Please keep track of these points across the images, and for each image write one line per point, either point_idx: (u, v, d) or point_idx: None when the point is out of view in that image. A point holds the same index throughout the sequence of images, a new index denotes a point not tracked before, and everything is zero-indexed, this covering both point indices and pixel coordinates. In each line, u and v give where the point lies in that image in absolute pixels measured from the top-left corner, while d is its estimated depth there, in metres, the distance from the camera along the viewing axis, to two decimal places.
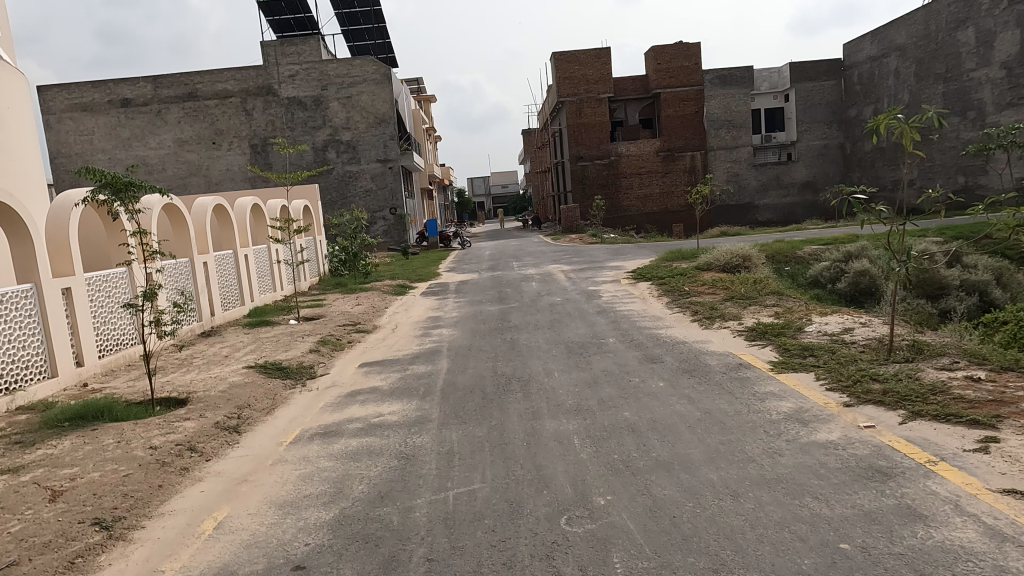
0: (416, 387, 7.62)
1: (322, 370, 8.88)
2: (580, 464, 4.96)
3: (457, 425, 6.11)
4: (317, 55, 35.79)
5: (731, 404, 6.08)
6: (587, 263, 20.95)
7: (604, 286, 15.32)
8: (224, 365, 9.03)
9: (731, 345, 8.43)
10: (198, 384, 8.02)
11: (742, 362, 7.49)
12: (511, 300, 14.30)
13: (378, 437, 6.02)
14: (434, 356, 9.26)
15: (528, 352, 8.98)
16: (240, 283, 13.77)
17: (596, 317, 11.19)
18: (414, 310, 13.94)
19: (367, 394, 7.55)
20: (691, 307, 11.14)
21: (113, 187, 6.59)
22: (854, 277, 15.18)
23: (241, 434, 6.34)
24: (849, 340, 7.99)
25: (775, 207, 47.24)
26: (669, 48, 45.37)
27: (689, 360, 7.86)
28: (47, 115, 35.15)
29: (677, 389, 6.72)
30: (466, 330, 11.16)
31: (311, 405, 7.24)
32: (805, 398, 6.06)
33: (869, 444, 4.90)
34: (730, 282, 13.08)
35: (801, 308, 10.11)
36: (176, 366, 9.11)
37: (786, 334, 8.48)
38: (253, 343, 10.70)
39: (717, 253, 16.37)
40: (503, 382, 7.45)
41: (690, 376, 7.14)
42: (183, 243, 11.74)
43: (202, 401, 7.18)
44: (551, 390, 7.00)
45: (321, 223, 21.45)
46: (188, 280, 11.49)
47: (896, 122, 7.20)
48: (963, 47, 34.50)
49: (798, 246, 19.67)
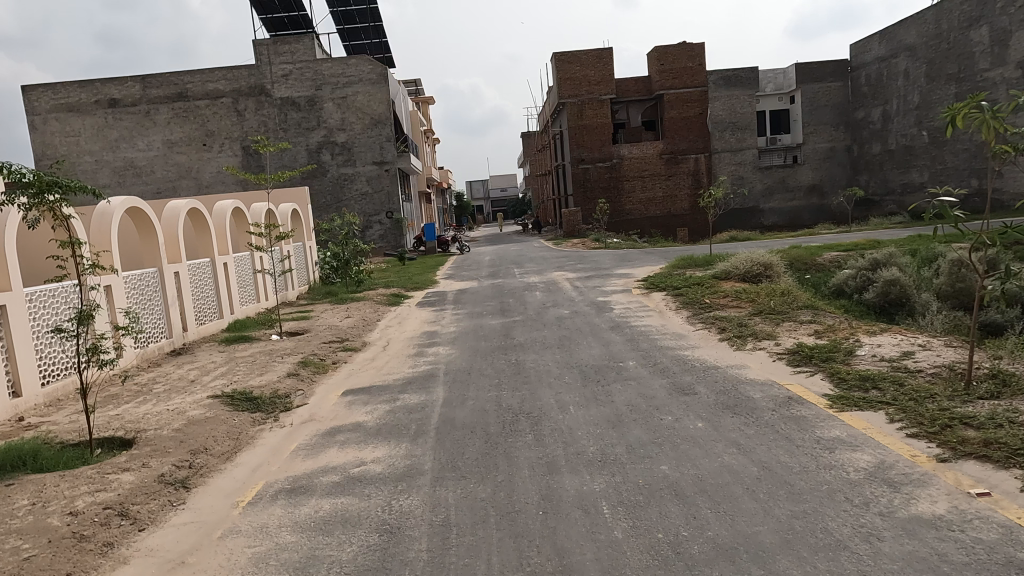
0: (407, 425, 6.43)
1: (300, 400, 7.68)
2: (613, 549, 3.79)
3: (455, 482, 4.95)
4: (311, 54, 34.63)
5: (795, 457, 4.90)
6: (593, 270, 19.83)
7: (614, 295, 14.24)
8: (187, 394, 7.83)
9: (772, 372, 7.29)
10: (153, 418, 6.82)
11: (792, 397, 6.32)
12: (514, 312, 13.11)
13: (356, 499, 4.84)
14: (428, 382, 8.08)
15: (537, 378, 7.79)
16: (219, 295, 12.60)
17: (611, 335, 10.03)
18: (408, 324, 12.78)
19: (348, 433, 6.38)
20: (716, 323, 9.99)
21: (34, 188, 5.44)
22: (883, 287, 14.01)
23: (191, 491, 5.17)
24: (914, 367, 6.80)
25: (781, 211, 46.29)
26: (672, 49, 44.29)
27: (726, 392, 6.67)
28: (32, 115, 34.00)
29: (721, 432, 5.55)
30: (466, 348, 10.03)
31: (284, 447, 6.11)
32: (886, 450, 4.87)
33: (993, 525, 3.72)
34: (755, 294, 11.91)
35: (844, 325, 8.95)
36: (132, 395, 7.89)
37: (836, 359, 7.32)
38: (227, 364, 9.51)
39: (734, 260, 15.22)
40: (509, 420, 6.30)
41: (733, 414, 5.97)
42: (150, 250, 10.59)
43: (153, 443, 6.02)
44: (568, 430, 5.86)
45: (311, 228, 20.32)
46: (156, 292, 10.36)
47: (980, 111, 6.03)
48: (977, 47, 33.46)
49: (817, 252, 18.51)
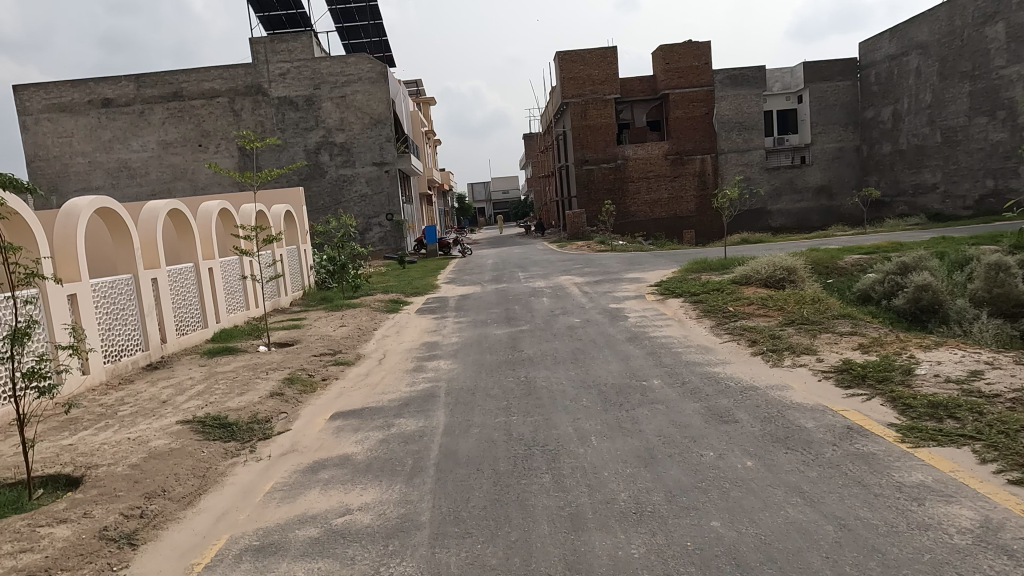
0: (403, 459, 5.52)
1: (282, 425, 6.77)
2: None
3: (458, 542, 4.02)
4: (308, 52, 33.76)
5: (878, 512, 3.98)
6: (601, 274, 18.92)
7: (627, 302, 13.34)
8: (157, 419, 6.90)
9: (820, 394, 6.36)
10: (108, 451, 5.89)
11: (853, 427, 5.39)
12: (520, 321, 12.18)
13: (336, 564, 3.91)
14: (428, 404, 7.16)
15: (550, 400, 6.87)
16: (203, 302, 11.71)
17: (629, 347, 9.10)
18: (406, 334, 11.81)
19: (335, 470, 5.46)
20: (745, 334, 9.09)
21: None
22: (914, 293, 13.06)
23: (137, 551, 4.25)
24: (989, 392, 5.83)
25: (789, 213, 45.39)
26: (677, 48, 43.51)
27: (774, 421, 5.71)
28: (24, 116, 33.17)
29: (778, 475, 4.62)
30: (470, 363, 9.11)
31: (258, 488, 5.19)
32: (991, 505, 3.93)
33: None
34: (783, 300, 11.01)
35: (893, 338, 8.02)
36: (94, 419, 7.01)
37: (895, 380, 6.39)
38: (205, 381, 8.60)
39: (755, 263, 14.30)
40: (522, 454, 5.38)
41: (787, 451, 5.04)
42: (125, 255, 9.72)
43: (102, 484, 5.09)
44: (592, 469, 4.94)
45: (306, 231, 19.42)
46: (130, 300, 9.47)
47: None
48: (992, 44, 32.40)
49: (838, 255, 17.62)
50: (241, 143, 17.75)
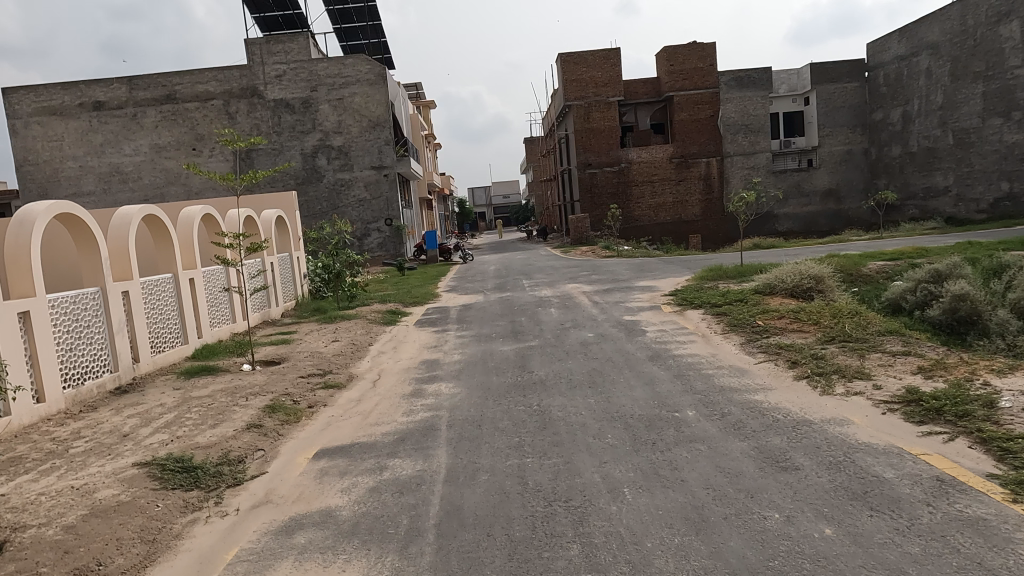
0: (396, 519, 4.53)
1: (258, 467, 5.81)
2: None
3: None
4: (304, 53, 32.87)
5: None
6: (611, 282, 17.99)
7: (642, 313, 12.41)
8: (112, 460, 5.92)
9: (888, 430, 5.42)
10: (43, 505, 4.90)
11: (944, 479, 4.43)
12: (528, 336, 11.15)
13: None
14: (426, 440, 6.16)
15: (569, 437, 5.86)
16: (183, 317, 10.74)
17: (653, 369, 8.11)
18: (404, 350, 10.85)
19: (313, 532, 4.48)
20: (782, 354, 8.13)
21: None
22: (951, 303, 12.08)
23: None
24: None
25: (796, 217, 44.49)
26: (682, 48, 42.65)
27: (843, 468, 4.75)
28: (13, 120, 32.26)
29: (868, 550, 3.64)
30: (474, 386, 8.10)
31: (217, 558, 4.20)
32: None
33: None
34: (817, 313, 10.04)
35: (957, 361, 7.04)
36: (39, 459, 6.02)
37: (979, 416, 5.38)
38: (177, 409, 7.60)
39: (778, 270, 13.32)
40: (543, 512, 4.42)
41: (871, 513, 4.06)
42: (90, 267, 8.76)
43: (24, 557, 4.10)
44: (631, 537, 3.98)
45: (298, 236, 18.39)
46: (97, 316, 8.52)
47: None
48: (1007, 43, 31.43)
49: (861, 261, 16.71)
50: (229, 145, 16.00)
